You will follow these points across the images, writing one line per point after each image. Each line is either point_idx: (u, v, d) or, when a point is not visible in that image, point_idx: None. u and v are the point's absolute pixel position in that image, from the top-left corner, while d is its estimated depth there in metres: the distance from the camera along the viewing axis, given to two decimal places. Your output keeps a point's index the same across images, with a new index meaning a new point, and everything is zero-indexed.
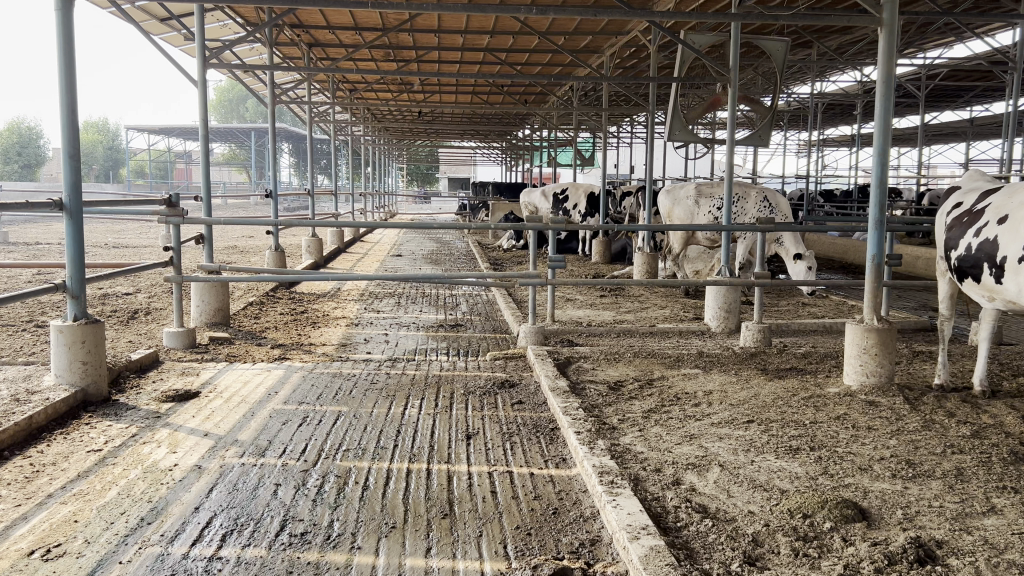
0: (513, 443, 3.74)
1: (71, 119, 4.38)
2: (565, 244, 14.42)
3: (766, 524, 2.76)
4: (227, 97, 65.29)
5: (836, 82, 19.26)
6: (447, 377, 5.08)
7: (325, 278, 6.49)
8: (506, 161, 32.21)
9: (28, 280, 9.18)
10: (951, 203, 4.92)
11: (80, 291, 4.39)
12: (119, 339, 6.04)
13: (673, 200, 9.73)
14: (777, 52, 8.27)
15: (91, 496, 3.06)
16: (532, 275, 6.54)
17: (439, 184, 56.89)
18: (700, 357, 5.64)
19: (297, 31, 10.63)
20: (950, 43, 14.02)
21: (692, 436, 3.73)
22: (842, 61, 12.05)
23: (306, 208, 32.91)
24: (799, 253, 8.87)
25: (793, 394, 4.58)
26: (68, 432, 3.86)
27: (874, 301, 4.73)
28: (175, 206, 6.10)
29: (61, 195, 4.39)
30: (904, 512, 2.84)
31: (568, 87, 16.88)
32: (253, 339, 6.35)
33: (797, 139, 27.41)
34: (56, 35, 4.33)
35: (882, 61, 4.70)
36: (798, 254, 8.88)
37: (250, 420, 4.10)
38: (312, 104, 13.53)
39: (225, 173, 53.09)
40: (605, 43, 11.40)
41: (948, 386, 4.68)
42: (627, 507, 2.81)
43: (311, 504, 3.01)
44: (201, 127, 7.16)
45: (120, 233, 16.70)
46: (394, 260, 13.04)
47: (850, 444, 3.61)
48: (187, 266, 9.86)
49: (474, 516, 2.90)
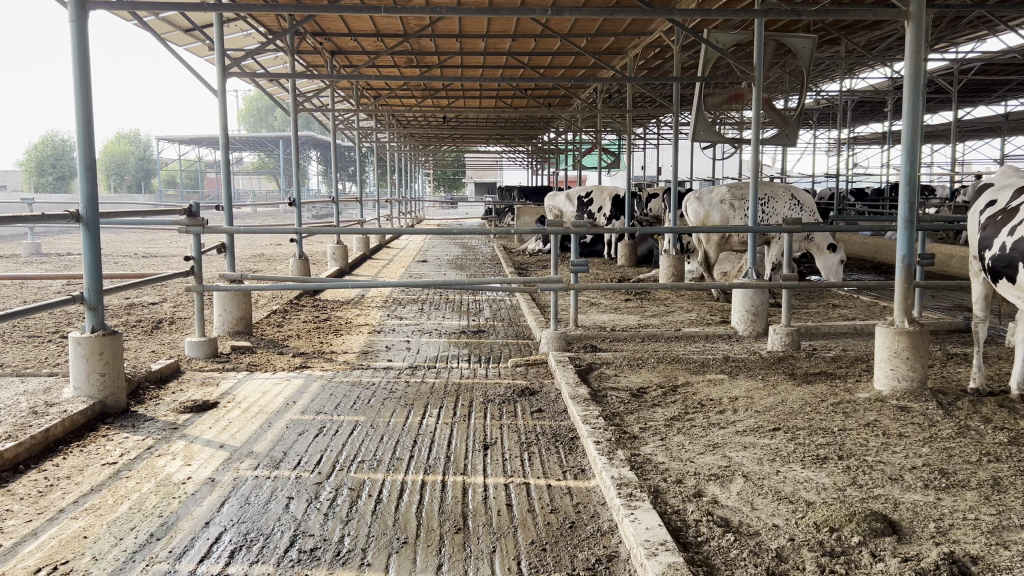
0: (532, 453, 3.67)
1: (87, 131, 4.39)
2: (590, 247, 14.29)
3: (790, 537, 2.65)
4: (256, 106, 66.26)
5: (865, 79, 18.97)
6: (467, 385, 5.01)
7: (346, 284, 6.42)
8: (533, 165, 32.15)
9: (58, 291, 9.29)
10: (984, 200, 4.76)
11: (98, 302, 4.38)
12: (143, 349, 6.04)
13: (707, 208, 9.52)
14: (803, 50, 8.09)
15: (103, 510, 3.02)
16: (553, 280, 6.43)
17: (467, 190, 56.94)
18: (727, 362, 5.51)
19: (318, 38, 10.64)
20: (983, 36, 13.73)
21: (715, 445, 3.62)
22: (871, 57, 11.82)
23: (333, 215, 33.09)
24: (834, 246, 8.69)
25: (823, 399, 4.45)
26: (85, 445, 3.84)
27: (905, 302, 4.59)
28: (195, 215, 6.08)
29: (78, 207, 4.38)
30: (937, 525, 2.72)
31: (593, 89, 16.78)
32: (275, 347, 6.33)
33: (826, 137, 27.05)
34: (71, 48, 4.36)
35: (909, 55, 4.54)
36: (834, 247, 8.69)
37: (266, 431, 4.05)
38: (336, 112, 13.58)
39: (255, 182, 53.64)
40: (629, 44, 11.29)
41: (984, 390, 4.52)
42: (645, 521, 2.72)
43: (323, 518, 2.95)
44: (221, 136, 7.15)
45: (150, 243, 16.87)
46: (419, 265, 13.03)
47: (880, 452, 3.48)
48: (212, 275, 9.92)
49: (488, 530, 2.82)
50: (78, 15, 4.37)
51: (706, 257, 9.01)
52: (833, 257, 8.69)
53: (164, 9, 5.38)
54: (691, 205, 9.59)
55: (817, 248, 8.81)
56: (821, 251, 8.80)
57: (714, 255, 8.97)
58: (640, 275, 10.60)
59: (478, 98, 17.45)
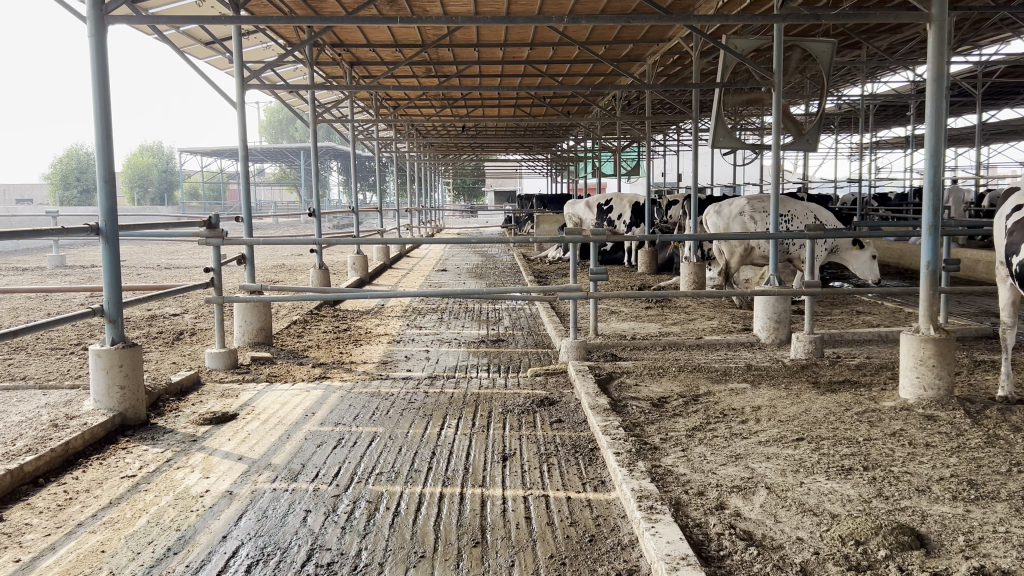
0: (551, 464, 3.63)
1: (106, 145, 4.42)
2: (610, 256, 14.23)
3: (815, 551, 2.59)
4: (277, 118, 66.85)
5: (887, 83, 18.79)
6: (486, 396, 4.97)
7: (366, 294, 6.40)
8: (552, 172, 32.16)
9: (80, 303, 9.37)
10: (1010, 204, 4.65)
11: (118, 314, 4.41)
12: (164, 361, 6.06)
13: (727, 220, 9.45)
14: (823, 54, 8.00)
15: (121, 524, 3.02)
16: (572, 289, 6.40)
17: (487, 199, 57.02)
18: (748, 371, 5.44)
19: (336, 49, 10.70)
20: (1007, 38, 13.57)
21: (737, 456, 3.57)
22: (892, 60, 11.71)
23: (353, 225, 33.23)
24: (861, 244, 8.48)
25: (846, 408, 4.38)
26: (104, 458, 3.85)
27: (930, 310, 4.51)
28: (215, 227, 6.11)
29: (97, 220, 4.41)
30: (966, 538, 2.65)
31: (611, 96, 16.74)
32: (295, 358, 6.33)
33: (848, 142, 26.83)
34: (90, 63, 4.40)
35: (932, 59, 4.46)
36: (860, 244, 8.48)
37: (285, 443, 4.04)
38: (355, 122, 13.62)
39: (277, 193, 54.01)
40: (647, 51, 11.26)
41: (1013, 398, 4.43)
42: (666, 534, 2.67)
43: (340, 532, 2.93)
44: (240, 147, 7.17)
45: (172, 255, 17.01)
46: (439, 275, 13.03)
47: (906, 463, 3.41)
48: (232, 286, 9.97)
49: (507, 545, 2.79)
50: (97, 29, 4.40)
51: (727, 267, 8.93)
52: (861, 255, 8.47)
53: (182, 22, 5.40)
54: (710, 218, 9.51)
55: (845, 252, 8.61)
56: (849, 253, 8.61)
57: (734, 262, 8.90)
58: (660, 283, 10.52)
59: (496, 107, 17.46)
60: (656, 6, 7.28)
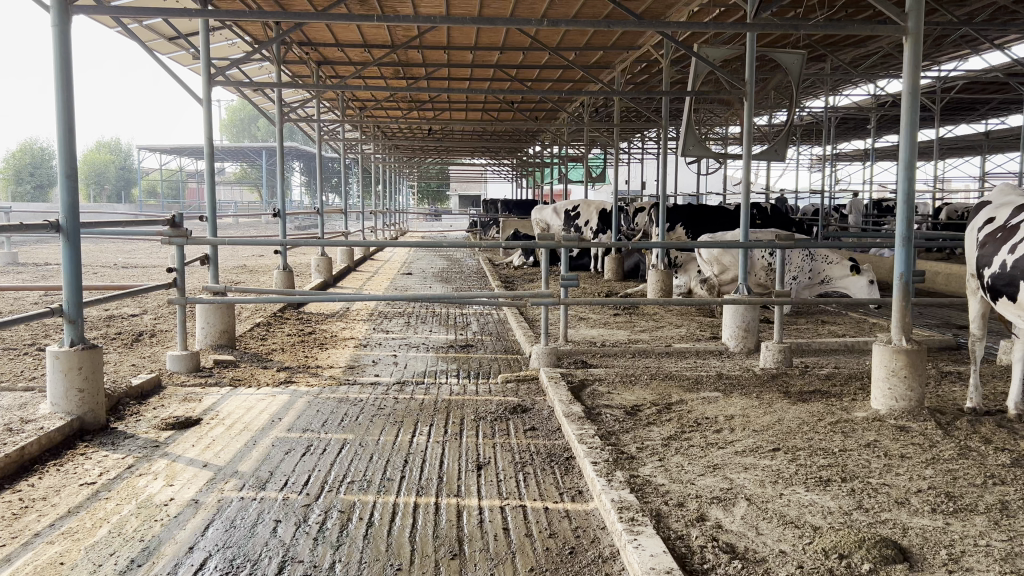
0: (527, 474, 3.57)
1: (68, 140, 4.26)
2: (575, 261, 14.21)
3: (799, 564, 2.56)
4: (239, 117, 66.13)
5: (849, 97, 19.09)
6: (457, 402, 4.89)
7: (333, 297, 6.27)
8: (517, 177, 32.18)
9: (34, 302, 9.09)
10: (982, 218, 4.73)
11: (78, 314, 4.25)
12: (123, 363, 5.88)
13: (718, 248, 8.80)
14: (793, 65, 8.05)
15: (81, 534, 2.89)
16: (543, 295, 6.33)
17: (450, 203, 56.87)
18: (720, 379, 5.43)
19: (304, 48, 10.56)
20: (967, 55, 13.84)
21: (715, 467, 3.53)
22: (857, 74, 11.88)
23: (316, 228, 32.88)
24: (859, 267, 8.41)
25: (819, 418, 4.38)
26: (62, 463, 3.70)
27: (902, 321, 4.53)
28: (179, 226, 5.93)
29: (58, 216, 4.26)
30: (948, 552, 2.64)
31: (579, 103, 16.78)
32: (260, 361, 6.19)
33: (809, 153, 27.23)
34: (53, 56, 4.24)
35: (908, 72, 4.49)
36: (857, 268, 8.40)
37: (252, 450, 3.93)
38: (321, 122, 13.45)
39: (237, 193, 53.30)
40: (616, 58, 11.30)
41: (981, 410, 4.46)
42: (649, 547, 2.62)
43: (312, 543, 2.83)
44: (205, 145, 7.00)
45: (130, 254, 16.65)
46: (405, 278, 12.93)
47: (883, 474, 3.41)
48: (194, 288, 9.77)
49: (486, 556, 2.72)
50: (61, 20, 4.26)
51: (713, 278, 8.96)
52: (860, 278, 8.36)
53: (148, 15, 5.24)
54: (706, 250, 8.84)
55: (841, 277, 8.50)
56: (845, 278, 8.50)
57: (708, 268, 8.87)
58: (628, 290, 10.53)
59: (464, 110, 17.37)
60: (629, 13, 7.26)
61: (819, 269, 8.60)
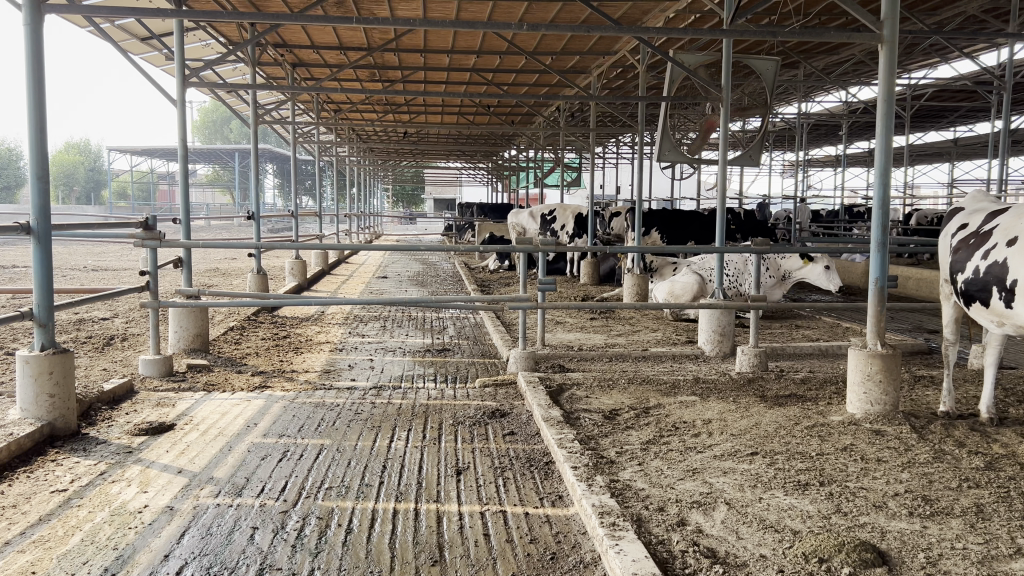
0: (507, 478, 3.56)
1: (40, 139, 4.18)
2: (551, 265, 14.22)
3: (779, 568, 2.57)
4: (211, 118, 65.54)
5: (820, 103, 19.30)
6: (435, 407, 4.86)
7: (309, 301, 6.21)
8: (492, 181, 32.19)
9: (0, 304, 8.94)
10: (956, 224, 4.80)
11: (49, 318, 4.17)
12: (93, 367, 5.79)
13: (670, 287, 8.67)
14: (768, 71, 8.11)
15: (53, 543, 2.83)
16: (521, 299, 6.32)
17: (425, 206, 56.74)
18: (697, 383, 5.44)
19: (279, 50, 10.48)
20: (937, 64, 14.04)
21: (694, 470, 3.54)
22: (830, 80, 12.00)
23: (289, 230, 32.68)
24: (810, 257, 8.46)
25: (796, 423, 4.40)
26: (32, 470, 3.62)
27: (877, 326, 4.57)
28: (152, 228, 5.84)
29: (28, 219, 4.18)
30: (926, 555, 2.66)
31: (555, 107, 16.81)
32: (234, 366, 6.12)
33: (782, 159, 27.51)
34: (24, 54, 4.16)
35: (883, 78, 4.54)
36: (809, 257, 8.44)
37: (227, 455, 3.88)
38: (295, 124, 13.36)
39: (209, 196, 52.80)
40: (593, 63, 11.34)
41: (954, 414, 4.51)
42: (631, 552, 2.61)
43: (290, 550, 2.79)
44: (179, 146, 6.91)
45: (99, 256, 16.42)
46: (380, 281, 12.88)
47: (860, 478, 3.43)
48: (166, 291, 9.67)
49: (467, 563, 2.69)
50: (33, 19, 4.18)
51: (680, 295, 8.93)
52: (814, 266, 8.41)
53: (122, 15, 5.16)
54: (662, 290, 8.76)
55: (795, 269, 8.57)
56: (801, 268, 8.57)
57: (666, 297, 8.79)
58: (603, 294, 10.55)
59: (439, 113, 17.34)
60: (607, 18, 7.28)
61: (778, 264, 8.72)
